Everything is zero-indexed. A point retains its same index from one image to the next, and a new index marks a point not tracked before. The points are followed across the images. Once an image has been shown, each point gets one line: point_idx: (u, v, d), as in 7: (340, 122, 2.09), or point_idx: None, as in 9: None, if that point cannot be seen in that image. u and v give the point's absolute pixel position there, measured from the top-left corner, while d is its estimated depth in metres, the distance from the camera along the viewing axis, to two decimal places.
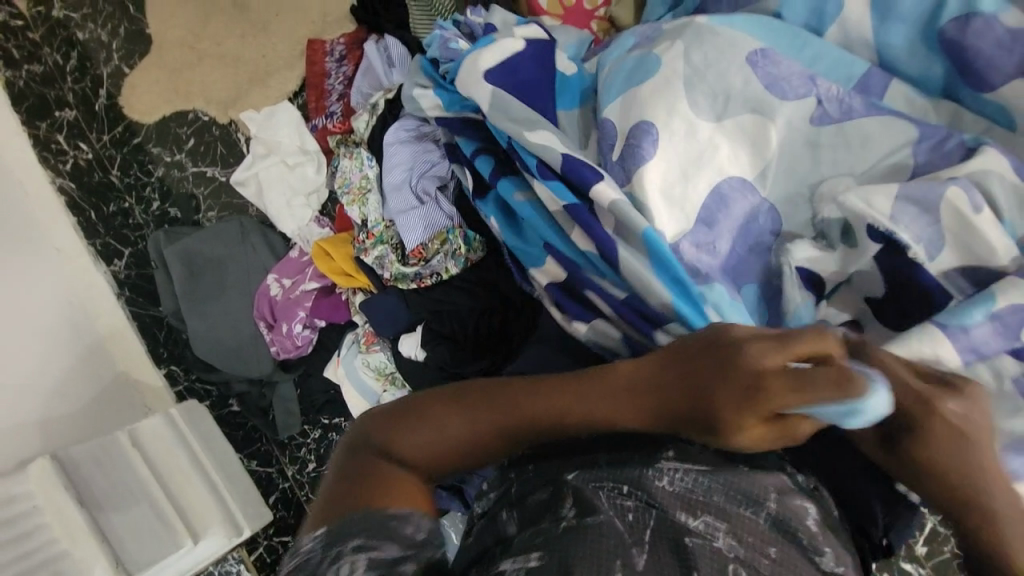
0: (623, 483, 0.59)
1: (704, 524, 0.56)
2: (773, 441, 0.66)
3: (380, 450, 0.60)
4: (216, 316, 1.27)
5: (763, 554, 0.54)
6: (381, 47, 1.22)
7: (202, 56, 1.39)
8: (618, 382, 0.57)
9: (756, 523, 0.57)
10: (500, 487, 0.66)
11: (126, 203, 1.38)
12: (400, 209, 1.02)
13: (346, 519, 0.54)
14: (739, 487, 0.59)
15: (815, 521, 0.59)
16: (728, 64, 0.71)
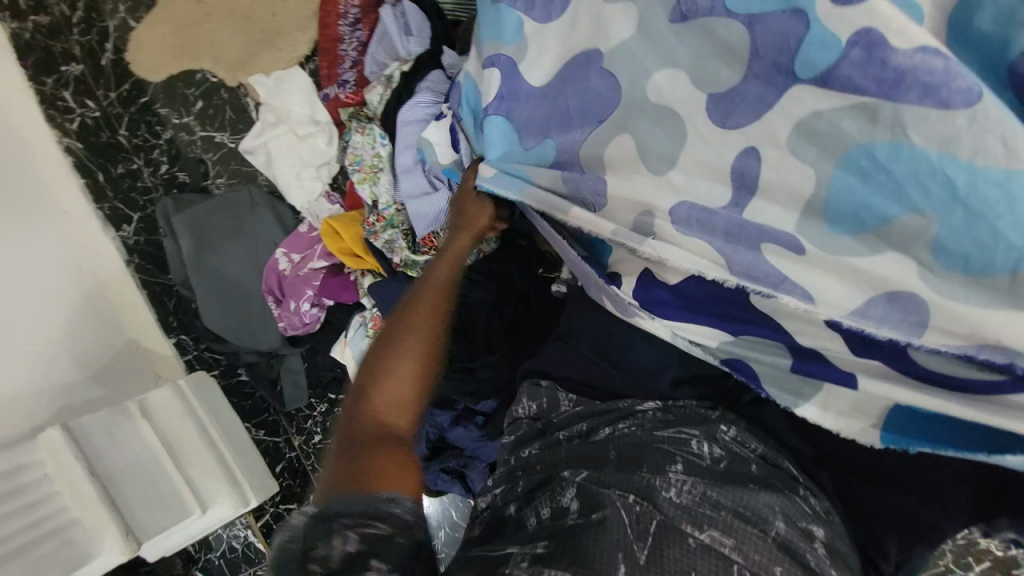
0: (630, 491, 0.56)
1: (709, 538, 0.52)
2: (789, 463, 0.61)
3: (357, 419, 0.69)
4: (227, 287, 1.27)
5: (769, 573, 0.50)
6: (397, 11, 1.13)
7: (210, 12, 1.32)
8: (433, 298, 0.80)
9: (764, 542, 0.52)
10: (507, 484, 0.66)
11: (134, 164, 1.35)
12: (413, 193, 0.97)
13: (344, 493, 0.59)
14: (749, 503, 0.55)
15: (824, 545, 0.54)
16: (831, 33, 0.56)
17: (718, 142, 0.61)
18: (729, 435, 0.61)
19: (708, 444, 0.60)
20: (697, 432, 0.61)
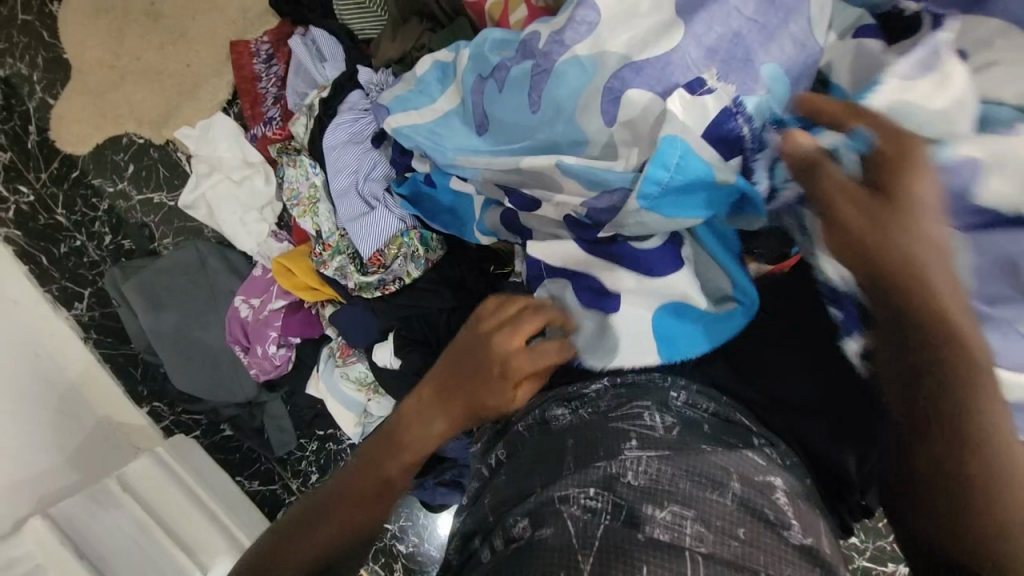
0: (589, 485, 0.49)
1: (670, 515, 0.47)
2: (739, 413, 0.60)
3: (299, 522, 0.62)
4: (190, 345, 1.25)
5: (730, 538, 0.45)
6: (308, 41, 1.15)
7: (124, 75, 1.28)
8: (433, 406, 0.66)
9: (723, 506, 0.48)
10: (477, 500, 0.59)
11: (77, 241, 1.34)
12: (351, 215, 0.98)
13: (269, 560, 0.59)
14: (704, 466, 0.50)
15: (787, 497, 0.50)
16: (741, 29, 0.60)
17: (627, 117, 0.62)
18: (679, 401, 0.58)
19: (660, 414, 0.56)
20: (647, 403, 0.57)
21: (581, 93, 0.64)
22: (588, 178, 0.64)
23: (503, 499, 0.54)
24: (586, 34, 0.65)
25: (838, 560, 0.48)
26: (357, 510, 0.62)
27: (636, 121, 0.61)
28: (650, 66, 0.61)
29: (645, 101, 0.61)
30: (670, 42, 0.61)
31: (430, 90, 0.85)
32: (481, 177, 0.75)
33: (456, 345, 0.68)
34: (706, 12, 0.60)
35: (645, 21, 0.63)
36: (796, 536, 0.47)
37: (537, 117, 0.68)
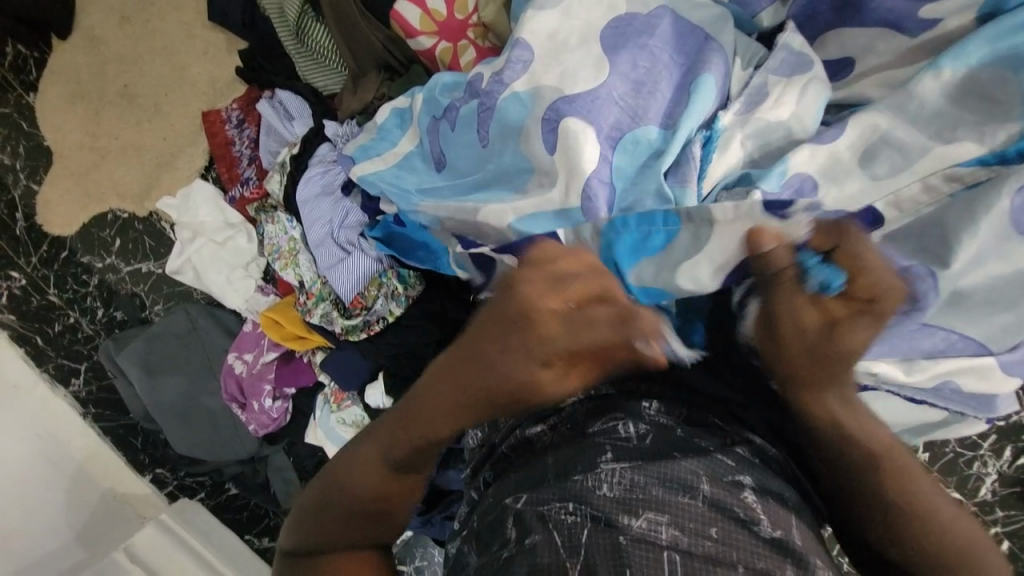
0: (567, 500, 0.51)
1: (644, 524, 0.49)
2: (713, 415, 0.60)
3: (336, 497, 0.67)
4: (188, 407, 1.26)
5: (703, 540, 0.48)
6: (275, 103, 1.20)
7: (104, 154, 1.34)
8: (446, 382, 0.57)
9: (694, 508, 0.49)
10: (466, 521, 0.60)
11: (71, 317, 1.37)
12: (329, 262, 1.01)
13: (319, 529, 0.68)
14: (676, 472, 0.52)
15: (756, 492, 0.52)
16: (655, 61, 0.67)
17: (562, 141, 0.65)
18: (653, 410, 0.58)
19: (634, 423, 0.57)
20: (622, 414, 0.58)
21: (523, 123, 0.69)
22: (535, 221, 0.68)
23: (488, 529, 0.54)
24: (521, 72, 0.70)
25: (812, 548, 0.49)
26: (379, 486, 0.66)
27: (571, 143, 0.64)
28: (582, 98, 0.66)
29: (578, 128, 0.64)
30: (598, 76, 0.66)
31: (391, 136, 0.89)
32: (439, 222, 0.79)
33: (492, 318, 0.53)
34: (626, 50, 0.67)
35: (573, 56, 0.68)
36: (765, 530, 0.49)
37: (488, 150, 0.74)
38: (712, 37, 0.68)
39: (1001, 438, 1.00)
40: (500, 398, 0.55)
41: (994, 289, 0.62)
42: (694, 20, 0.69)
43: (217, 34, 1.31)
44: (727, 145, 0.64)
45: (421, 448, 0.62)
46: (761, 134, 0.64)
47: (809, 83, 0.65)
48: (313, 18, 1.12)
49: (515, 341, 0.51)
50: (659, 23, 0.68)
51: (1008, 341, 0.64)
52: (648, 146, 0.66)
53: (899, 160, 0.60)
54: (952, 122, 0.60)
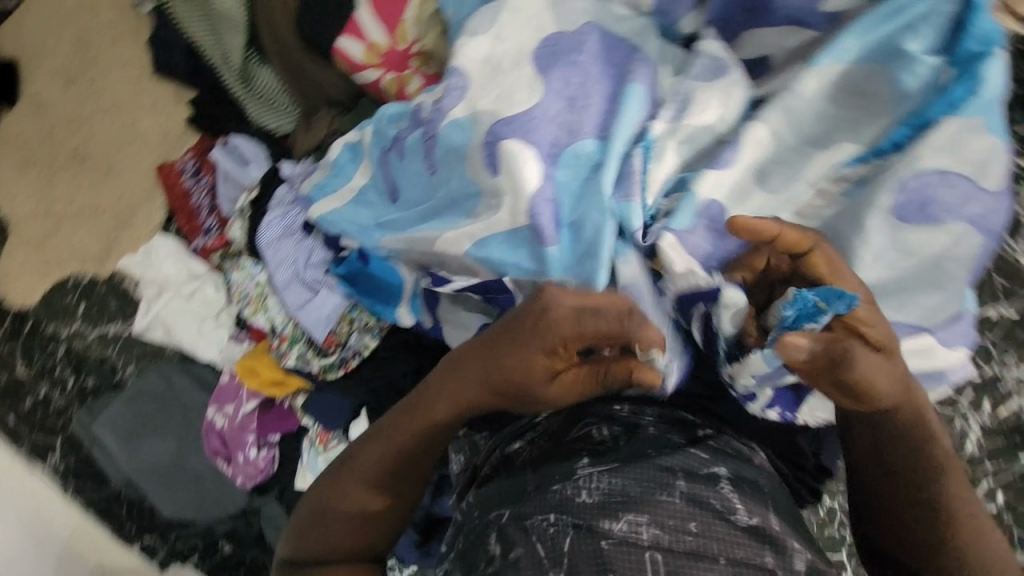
0: (549, 511, 0.50)
1: (626, 525, 0.48)
2: (683, 412, 0.64)
3: (329, 496, 0.67)
4: (170, 465, 1.24)
5: (684, 534, 0.48)
6: (229, 149, 1.19)
7: (60, 220, 1.31)
8: (458, 370, 0.61)
9: (672, 504, 0.50)
10: (450, 544, 0.58)
11: (42, 390, 1.31)
12: (298, 303, 1.00)
13: (309, 536, 0.67)
14: (651, 471, 0.52)
15: (732, 482, 0.53)
16: (587, 75, 0.68)
17: (504, 162, 0.66)
18: (625, 412, 0.60)
19: (607, 426, 0.59)
20: (595, 418, 0.59)
21: (466, 148, 0.70)
22: (491, 247, 0.68)
23: (469, 550, 0.53)
24: (458, 99, 0.71)
25: (787, 531, 0.50)
26: (376, 490, 0.66)
27: (512, 165, 0.65)
28: (519, 119, 0.66)
29: (515, 149, 0.65)
30: (531, 97, 0.67)
31: (345, 171, 0.89)
32: (405, 255, 0.78)
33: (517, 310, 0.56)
34: (556, 67, 0.68)
35: (508, 79, 0.69)
36: (743, 518, 0.50)
37: (436, 177, 0.75)
38: (640, 47, 0.70)
39: (979, 392, 1.02)
40: (500, 391, 0.58)
41: (911, 270, 0.64)
42: (620, 30, 0.71)
43: (164, 87, 1.30)
44: (662, 153, 0.65)
45: (419, 471, 0.67)
46: (689, 142, 0.66)
47: (732, 84, 0.67)
48: (258, 61, 1.12)
49: (524, 332, 0.55)
50: (587, 38, 0.70)
51: (941, 319, 0.65)
52: (588, 158, 0.66)
53: (788, 173, 0.65)
54: (830, 126, 0.65)
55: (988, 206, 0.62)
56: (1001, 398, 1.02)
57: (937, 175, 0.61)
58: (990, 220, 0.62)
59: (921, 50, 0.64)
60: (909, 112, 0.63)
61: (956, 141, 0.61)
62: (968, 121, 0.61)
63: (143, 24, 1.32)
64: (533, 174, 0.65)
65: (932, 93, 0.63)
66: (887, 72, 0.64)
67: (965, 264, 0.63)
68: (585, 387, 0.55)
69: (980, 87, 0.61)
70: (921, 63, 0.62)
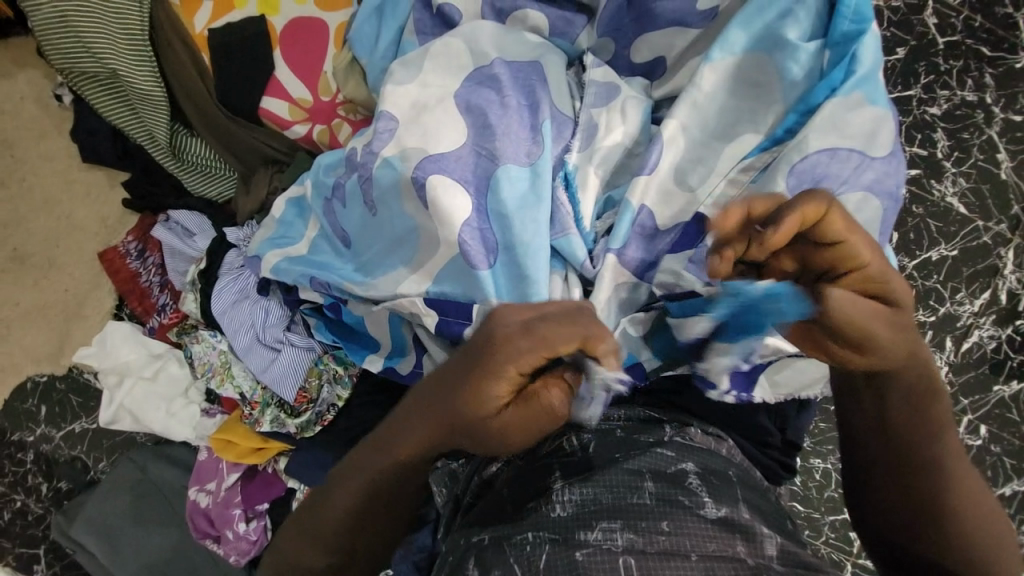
0: (526, 529, 0.54)
1: (600, 534, 0.53)
2: (649, 409, 0.68)
3: (308, 523, 0.68)
4: (159, 560, 1.17)
5: (656, 534, 0.53)
6: (171, 224, 1.18)
7: (7, 324, 1.26)
8: (422, 402, 0.58)
9: (643, 506, 0.55)
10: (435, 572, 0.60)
11: (16, 501, 1.24)
12: (262, 366, 0.99)
13: (294, 564, 0.69)
14: (621, 477, 0.57)
15: (699, 477, 0.58)
16: (503, 103, 0.72)
17: (437, 196, 0.68)
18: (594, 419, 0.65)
19: (578, 436, 0.63)
20: (567, 431, 0.64)
21: (398, 185, 0.71)
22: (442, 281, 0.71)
23: (451, 571, 0.56)
24: (389, 138, 0.73)
25: (756, 519, 0.56)
26: (352, 518, 0.66)
27: (443, 200, 0.68)
28: (448, 154, 0.69)
29: (446, 184, 0.68)
30: (459, 137, 0.70)
31: (293, 227, 0.89)
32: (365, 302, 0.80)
33: (475, 332, 0.54)
34: (476, 102, 0.72)
35: (428, 116, 0.72)
36: (710, 511, 0.55)
37: (379, 217, 0.75)
38: (545, 75, 0.75)
39: (940, 330, 1.06)
40: (458, 426, 0.54)
41: None
42: (527, 56, 0.76)
43: (98, 173, 1.29)
44: (585, 181, 0.71)
45: (391, 505, 0.65)
46: (608, 156, 0.72)
47: (626, 101, 0.74)
48: (186, 133, 1.13)
49: (478, 356, 0.52)
50: (497, 72, 0.74)
51: None
52: (519, 182, 0.69)
53: (703, 168, 0.70)
54: (731, 120, 0.71)
55: (880, 173, 0.67)
56: (962, 333, 1.06)
57: (827, 153, 0.66)
58: (885, 184, 0.67)
59: (800, 37, 0.69)
60: (796, 99, 0.70)
61: (841, 118, 0.66)
62: (848, 99, 0.67)
63: (68, 115, 1.31)
64: (466, 205, 0.68)
65: (814, 78, 0.69)
66: (773, 61, 0.70)
67: (870, 227, 0.67)
68: (532, 421, 0.51)
69: (854, 67, 0.67)
70: (802, 50, 0.69)
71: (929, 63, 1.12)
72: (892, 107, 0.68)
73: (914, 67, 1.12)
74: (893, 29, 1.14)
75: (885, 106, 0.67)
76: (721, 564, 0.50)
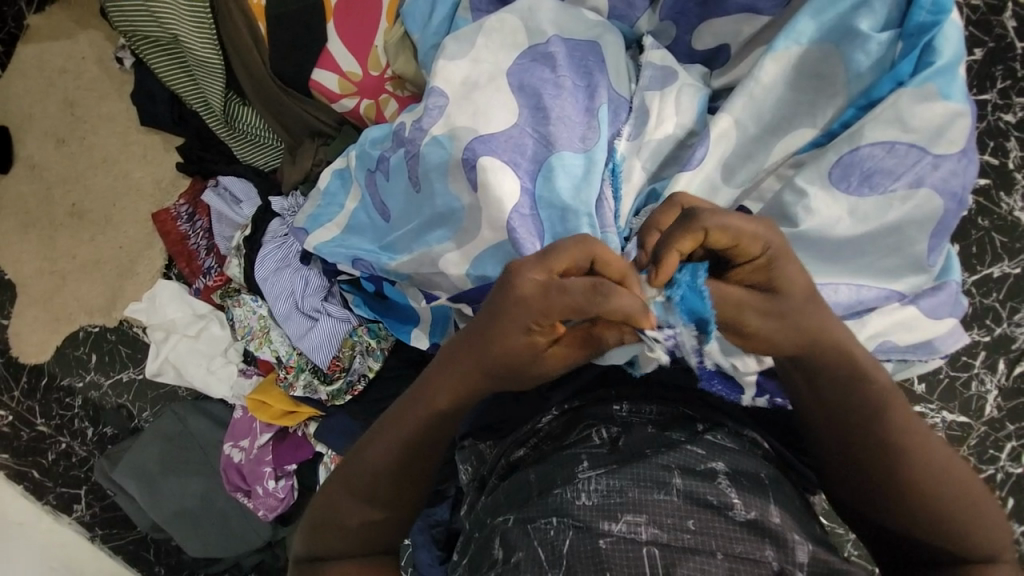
0: (550, 515, 0.56)
1: (626, 526, 0.54)
2: (685, 406, 0.66)
3: (338, 488, 0.69)
4: (197, 506, 1.25)
5: (681, 530, 0.54)
6: (220, 191, 1.22)
7: (64, 274, 1.34)
8: (450, 359, 0.61)
9: (670, 503, 0.55)
10: (463, 545, 0.62)
11: (63, 443, 1.34)
12: (300, 333, 1.03)
13: (325, 528, 0.70)
14: (650, 472, 0.57)
15: (731, 476, 0.58)
16: (555, 84, 0.71)
17: (485, 177, 0.67)
18: (624, 412, 0.64)
19: (606, 428, 0.63)
20: (594, 421, 0.64)
21: (446, 164, 0.71)
22: (485, 265, 0.70)
23: (480, 547, 0.59)
24: (438, 116, 0.73)
25: (789, 525, 0.55)
26: (386, 477, 0.67)
27: (490, 181, 0.67)
28: (497, 135, 0.69)
29: (494, 166, 0.67)
30: (510, 116, 0.70)
31: (337, 199, 0.91)
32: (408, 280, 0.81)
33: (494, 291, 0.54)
34: (528, 83, 0.71)
35: (479, 95, 0.71)
36: (739, 513, 0.55)
37: (424, 194, 0.75)
38: (603, 56, 0.74)
39: (991, 353, 1.02)
40: (495, 372, 0.57)
41: (882, 240, 0.64)
42: (583, 37, 0.75)
43: (153, 137, 1.34)
44: (630, 173, 0.70)
45: (425, 460, 0.67)
46: (656, 148, 0.70)
47: (682, 89, 0.72)
48: (239, 102, 1.16)
49: (501, 313, 0.53)
50: (555, 50, 0.73)
51: (920, 290, 0.67)
52: (567, 169, 0.67)
53: (751, 163, 0.69)
54: (788, 113, 0.68)
55: (945, 171, 0.63)
56: (1016, 357, 1.01)
57: (883, 146, 0.63)
58: (950, 184, 0.63)
59: (873, 27, 0.65)
60: (859, 93, 0.66)
61: (906, 112, 0.62)
62: (919, 90, 0.62)
63: (127, 78, 1.36)
64: (514, 190, 0.67)
65: (881, 70, 0.65)
66: (840, 52, 0.66)
67: (925, 227, 0.64)
68: (579, 355, 0.54)
69: (926, 60, 0.63)
70: (873, 41, 0.64)
71: (1008, 66, 1.04)
72: (968, 103, 0.63)
73: (991, 69, 1.04)
74: (969, 29, 1.05)
75: (961, 102, 0.62)
76: (744, 566, 0.52)
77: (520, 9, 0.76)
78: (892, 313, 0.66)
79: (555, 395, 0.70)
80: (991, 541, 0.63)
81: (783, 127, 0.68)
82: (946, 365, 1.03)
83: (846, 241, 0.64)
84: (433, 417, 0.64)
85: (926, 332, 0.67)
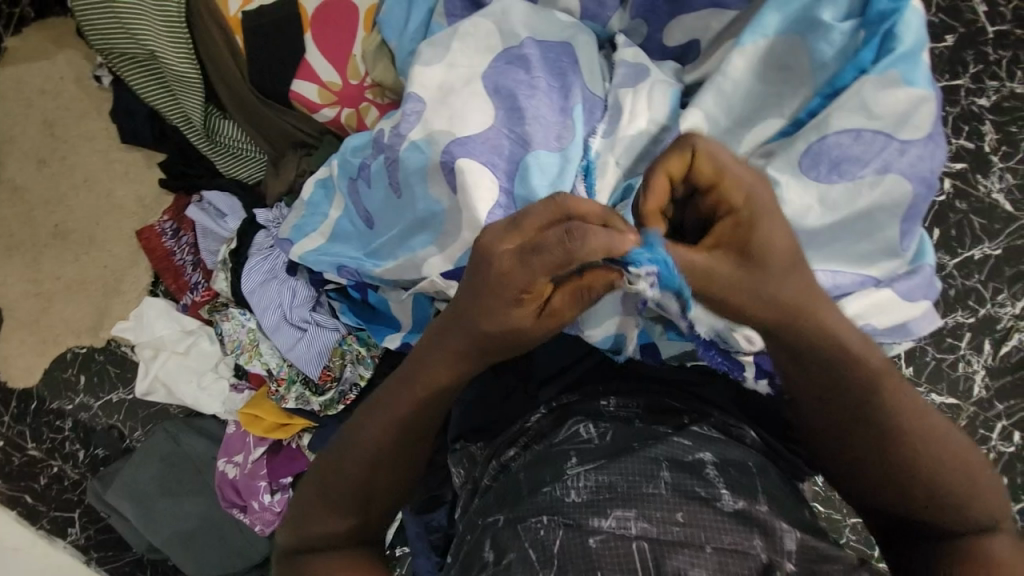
0: (541, 513, 0.56)
1: (615, 521, 0.54)
2: (669, 399, 0.67)
3: (325, 482, 0.69)
4: (193, 524, 1.23)
5: (671, 523, 0.54)
6: (204, 205, 1.21)
7: (50, 296, 1.32)
8: (439, 335, 0.59)
9: (658, 496, 0.55)
10: (455, 548, 0.62)
11: (55, 467, 1.32)
12: (289, 345, 1.02)
13: (312, 526, 0.70)
14: (638, 466, 0.57)
15: (718, 466, 0.58)
16: (530, 84, 0.71)
17: (464, 179, 0.67)
18: (611, 407, 0.65)
19: (594, 423, 0.63)
20: (582, 417, 0.64)
21: (425, 168, 0.71)
22: None
23: (468, 552, 0.58)
24: (415, 122, 0.73)
25: (775, 514, 0.55)
26: (379, 466, 0.68)
27: (469, 183, 0.67)
28: (474, 138, 0.69)
29: (472, 167, 0.67)
30: (486, 118, 0.70)
31: (321, 208, 0.91)
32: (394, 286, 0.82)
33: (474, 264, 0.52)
34: (502, 85, 0.71)
35: (456, 99, 0.72)
36: (728, 503, 0.55)
37: (404, 200, 0.76)
38: (577, 56, 0.74)
39: (976, 333, 1.03)
40: (484, 345, 0.56)
41: (852, 226, 0.66)
42: (556, 38, 0.75)
43: (135, 154, 1.33)
44: (607, 170, 0.70)
45: (415, 443, 0.67)
46: (632, 144, 0.70)
47: (656, 84, 0.72)
48: (220, 116, 1.15)
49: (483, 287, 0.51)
50: (528, 52, 0.73)
51: (894, 274, 0.68)
52: (544, 169, 0.68)
53: None
54: (757, 104, 0.69)
55: (912, 156, 0.64)
56: (1001, 336, 1.02)
57: (850, 134, 0.64)
58: (918, 168, 0.64)
59: (835, 18, 0.67)
60: (825, 82, 0.67)
61: (871, 97, 0.63)
62: (883, 77, 0.63)
63: (107, 96, 1.36)
64: (493, 191, 0.67)
65: (845, 58, 0.66)
66: (805, 42, 0.67)
67: (895, 213, 0.65)
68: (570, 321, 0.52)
69: (889, 47, 0.64)
70: (836, 31, 0.66)
71: (978, 51, 1.06)
72: (932, 87, 0.64)
73: (962, 55, 1.06)
74: (939, 16, 1.07)
75: (924, 87, 0.63)
76: (734, 559, 0.52)
77: (493, 12, 0.76)
78: (868, 298, 0.67)
79: (543, 394, 0.71)
80: (989, 512, 0.64)
81: (753, 119, 0.69)
82: (932, 347, 1.04)
83: (817, 228, 0.65)
84: (426, 397, 0.63)
85: (903, 315, 0.68)
